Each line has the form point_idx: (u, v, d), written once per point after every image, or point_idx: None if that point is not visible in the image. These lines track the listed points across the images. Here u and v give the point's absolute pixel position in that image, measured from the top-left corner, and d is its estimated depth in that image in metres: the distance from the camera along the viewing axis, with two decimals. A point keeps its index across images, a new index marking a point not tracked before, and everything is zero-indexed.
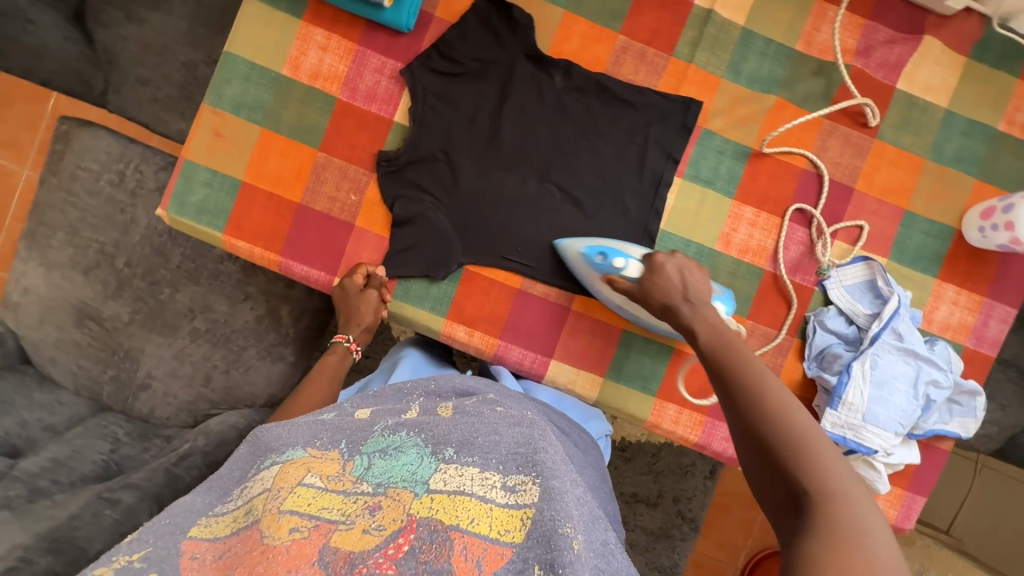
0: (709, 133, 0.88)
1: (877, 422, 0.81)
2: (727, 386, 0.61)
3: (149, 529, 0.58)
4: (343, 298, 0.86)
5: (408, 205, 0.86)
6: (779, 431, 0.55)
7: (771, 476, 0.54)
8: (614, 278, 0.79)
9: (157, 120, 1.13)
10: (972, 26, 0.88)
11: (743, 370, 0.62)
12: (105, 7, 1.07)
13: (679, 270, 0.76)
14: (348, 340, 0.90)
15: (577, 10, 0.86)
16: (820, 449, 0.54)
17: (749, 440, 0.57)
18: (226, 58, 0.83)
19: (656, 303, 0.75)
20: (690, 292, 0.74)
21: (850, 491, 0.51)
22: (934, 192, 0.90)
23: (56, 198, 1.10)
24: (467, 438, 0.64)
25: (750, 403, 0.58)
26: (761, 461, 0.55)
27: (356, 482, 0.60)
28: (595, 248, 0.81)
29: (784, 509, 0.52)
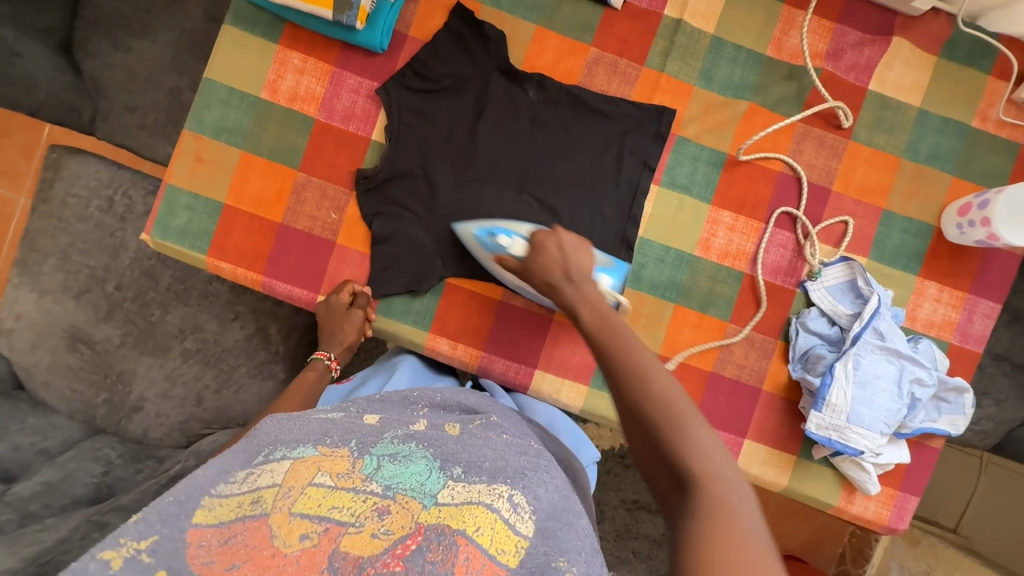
0: (684, 140, 0.89)
1: (861, 423, 0.80)
2: (611, 364, 0.59)
3: (149, 513, 0.52)
4: (329, 316, 0.86)
5: (388, 222, 0.87)
6: (660, 411, 0.54)
7: (656, 459, 0.52)
8: (502, 256, 0.80)
9: (145, 145, 1.15)
10: (941, 26, 0.89)
11: (623, 350, 0.59)
12: (91, 37, 1.09)
13: (560, 245, 0.74)
14: (329, 357, 0.90)
15: (548, 24, 0.88)
16: (696, 427, 0.53)
17: (633, 422, 0.55)
18: (206, 84, 0.85)
19: (539, 280, 0.74)
20: (571, 266, 0.72)
21: (725, 468, 0.50)
22: (911, 191, 0.91)
23: (47, 225, 1.12)
24: (474, 459, 0.64)
25: (632, 383, 0.56)
26: (647, 444, 0.53)
27: (366, 481, 0.58)
28: (486, 229, 0.83)
29: (671, 491, 0.50)
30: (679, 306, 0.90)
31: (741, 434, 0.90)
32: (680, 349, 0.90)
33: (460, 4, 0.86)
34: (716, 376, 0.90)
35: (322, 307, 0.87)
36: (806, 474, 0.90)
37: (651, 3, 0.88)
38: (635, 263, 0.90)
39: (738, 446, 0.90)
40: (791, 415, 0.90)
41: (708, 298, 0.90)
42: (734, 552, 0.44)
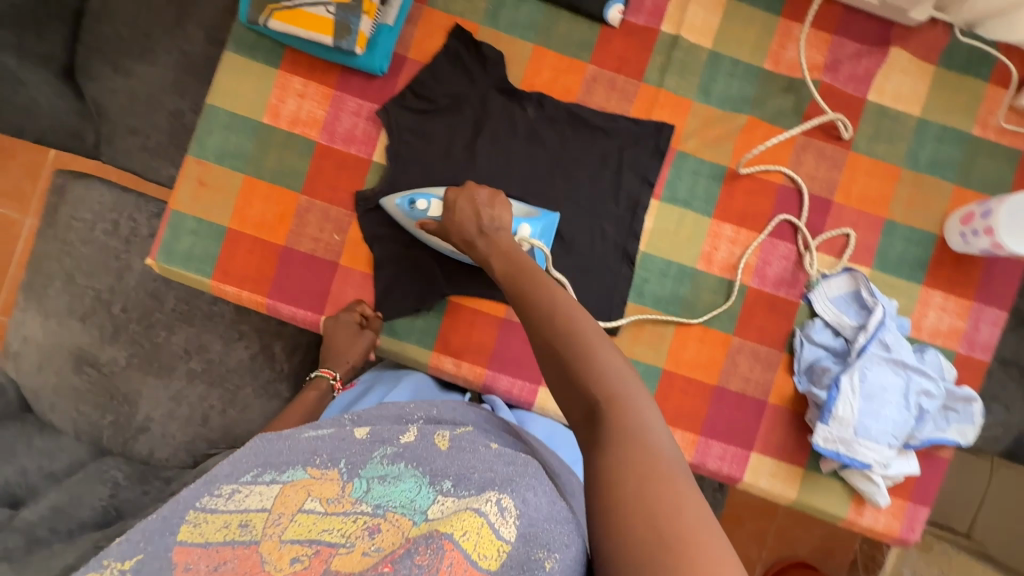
0: (684, 154, 0.89)
1: (869, 436, 0.80)
2: (521, 307, 0.60)
3: (139, 531, 0.55)
4: (336, 332, 0.87)
5: (390, 243, 0.87)
6: (564, 343, 0.54)
7: (564, 389, 0.53)
8: (424, 222, 0.82)
9: (148, 168, 1.16)
10: (938, 35, 0.89)
11: (529, 290, 0.62)
12: (94, 62, 1.11)
13: (475, 201, 0.78)
14: (333, 376, 0.91)
15: (546, 43, 0.89)
16: (598, 353, 0.53)
17: (541, 358, 0.56)
18: (208, 110, 0.86)
19: (457, 238, 0.78)
20: (484, 220, 0.76)
21: (630, 389, 0.51)
22: (913, 200, 0.90)
23: (52, 248, 1.12)
24: (465, 471, 0.64)
25: (538, 320, 0.57)
26: (554, 376, 0.54)
27: (355, 503, 0.59)
28: (407, 197, 0.83)
29: (581, 421, 0.52)
30: (683, 320, 0.90)
31: (748, 447, 0.90)
32: (684, 363, 0.90)
33: (457, 26, 0.87)
34: (721, 390, 0.90)
35: (330, 322, 0.87)
36: (815, 487, 0.90)
37: (647, 21, 0.89)
38: (637, 278, 0.90)
39: (745, 460, 0.90)
40: (799, 428, 0.90)
41: (711, 311, 0.90)
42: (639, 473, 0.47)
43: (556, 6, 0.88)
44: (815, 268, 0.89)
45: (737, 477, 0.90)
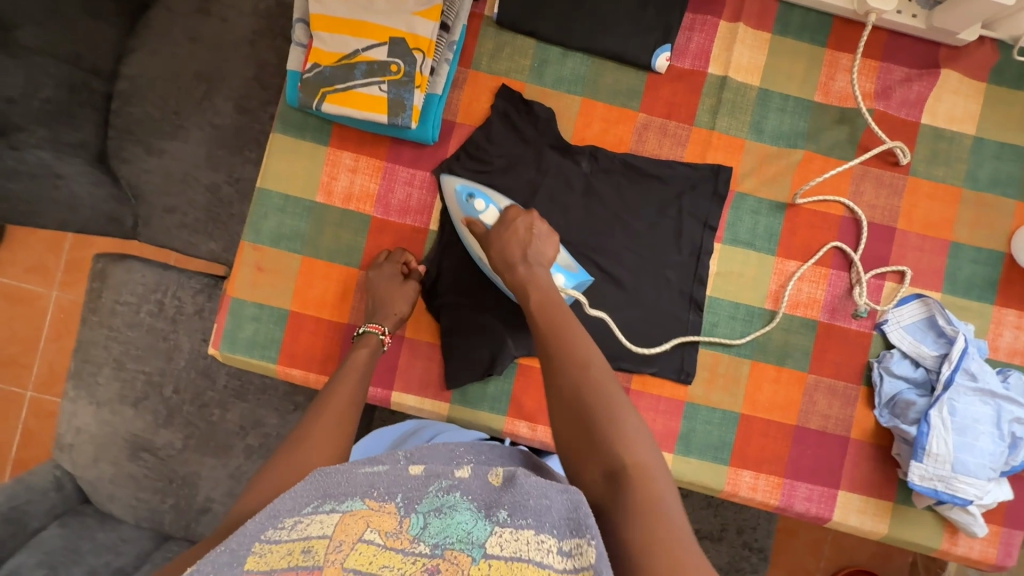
0: (743, 195, 0.88)
1: (967, 471, 0.79)
2: (554, 351, 0.61)
3: (206, 562, 0.45)
4: (381, 278, 0.83)
5: (454, 311, 0.86)
6: (596, 398, 0.56)
7: (587, 440, 0.54)
8: (473, 219, 0.79)
9: (187, 244, 1.15)
10: (986, 53, 0.88)
11: (565, 339, 0.62)
12: (125, 143, 1.10)
13: (529, 228, 0.76)
14: (383, 331, 0.80)
15: (593, 95, 0.88)
16: (627, 416, 0.55)
17: (569, 406, 0.57)
18: (261, 194, 0.85)
19: (497, 256, 0.75)
20: (531, 249, 0.74)
21: (655, 460, 0.53)
22: (976, 220, 0.89)
23: (98, 335, 1.11)
24: (519, 498, 0.49)
25: (572, 372, 0.58)
26: (579, 425, 0.55)
27: (415, 540, 0.47)
28: (467, 188, 0.82)
29: (600, 479, 0.53)
30: (756, 362, 0.88)
31: (835, 485, 0.87)
32: (762, 406, 0.88)
33: (504, 87, 0.86)
34: (801, 430, 0.88)
35: (372, 272, 0.84)
36: (905, 519, 0.87)
37: (693, 63, 0.88)
38: (706, 323, 0.89)
39: (833, 499, 0.87)
40: (884, 461, 0.88)
41: (784, 350, 0.89)
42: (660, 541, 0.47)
43: (601, 57, 0.87)
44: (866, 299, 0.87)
45: (826, 517, 0.87)
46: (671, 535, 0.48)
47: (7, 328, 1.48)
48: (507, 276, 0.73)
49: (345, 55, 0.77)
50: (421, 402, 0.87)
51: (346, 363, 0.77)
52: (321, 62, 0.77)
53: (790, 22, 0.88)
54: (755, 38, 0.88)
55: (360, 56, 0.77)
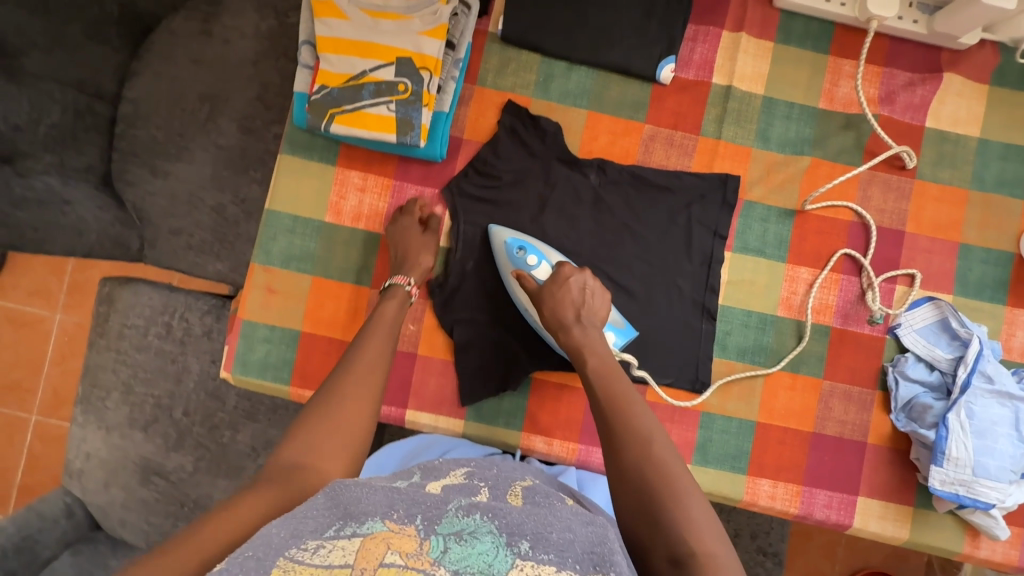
0: (751, 203, 0.89)
1: (988, 475, 0.78)
2: (615, 425, 0.62)
3: (230, 566, 0.43)
4: (404, 234, 0.82)
5: (467, 328, 0.86)
6: (661, 478, 0.56)
7: (651, 523, 0.54)
8: (524, 273, 0.79)
9: (193, 265, 1.14)
10: (987, 55, 0.89)
11: (628, 413, 0.63)
12: (131, 167, 1.10)
13: (583, 287, 0.77)
14: (409, 282, 0.79)
15: (599, 108, 0.88)
16: (693, 498, 0.55)
17: (633, 485, 0.57)
18: (270, 216, 0.85)
19: (548, 314, 0.76)
20: (583, 310, 0.75)
21: (724, 550, 0.52)
22: (985, 221, 0.89)
23: (107, 359, 1.10)
24: (541, 528, 0.50)
25: (635, 445, 0.59)
26: (643, 506, 0.55)
27: (436, 564, 0.45)
28: (518, 241, 0.82)
29: (665, 565, 0.51)
30: (770, 369, 0.88)
31: (854, 492, 0.87)
32: (778, 413, 0.88)
33: (511, 103, 0.86)
34: (817, 437, 0.88)
35: (395, 228, 0.83)
36: (926, 524, 0.87)
37: (697, 74, 0.89)
38: (719, 332, 0.88)
39: (853, 505, 0.87)
40: (903, 466, 0.87)
41: (798, 357, 0.88)
42: None
43: (606, 70, 0.88)
44: (881, 305, 0.87)
45: (847, 524, 0.86)
46: None
47: (12, 353, 1.47)
48: (561, 338, 0.75)
49: (352, 75, 0.77)
50: (435, 419, 0.86)
51: (373, 317, 0.76)
52: (329, 84, 0.77)
53: (792, 30, 0.89)
54: (758, 47, 0.89)
55: (368, 77, 0.77)
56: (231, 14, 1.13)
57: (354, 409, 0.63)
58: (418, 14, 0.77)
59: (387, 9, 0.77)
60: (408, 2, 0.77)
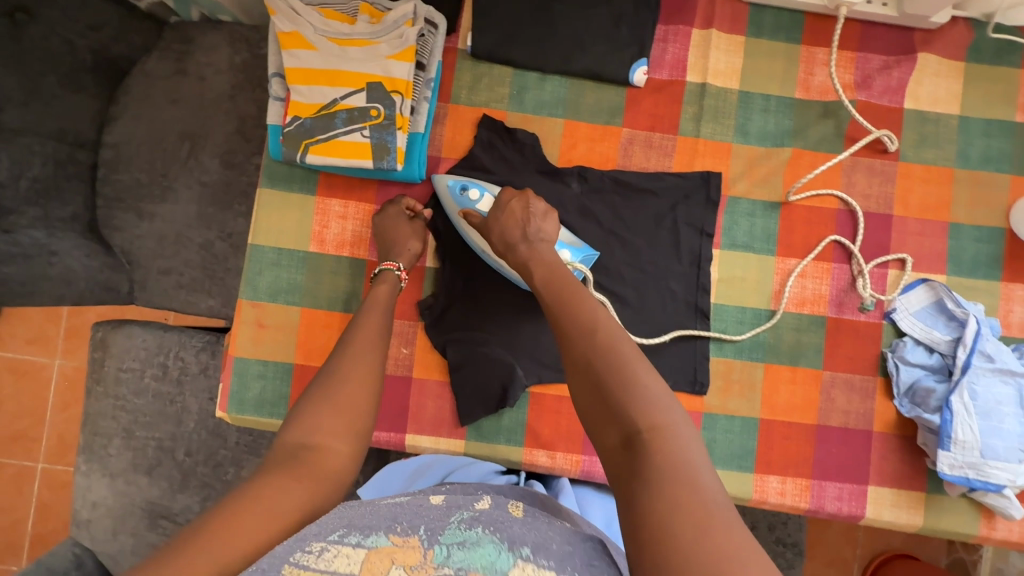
0: (735, 199, 0.88)
1: (997, 455, 0.77)
2: (563, 321, 0.60)
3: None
4: (391, 223, 0.81)
5: (460, 347, 0.85)
6: (608, 364, 0.54)
7: (603, 408, 0.53)
8: (469, 210, 0.80)
9: (185, 303, 1.14)
10: (960, 32, 0.88)
11: (574, 309, 0.61)
12: (116, 211, 1.10)
13: (526, 207, 0.75)
14: (399, 269, 0.79)
15: (575, 116, 0.88)
16: (641, 376, 0.54)
17: (582, 376, 0.55)
18: (254, 251, 0.85)
19: (497, 239, 0.75)
20: (530, 228, 0.73)
21: (676, 420, 0.51)
22: (973, 199, 0.89)
23: (105, 405, 1.10)
24: (542, 539, 0.51)
25: (581, 336, 0.57)
26: (593, 394, 0.54)
27: (439, 567, 0.46)
28: (459, 181, 0.82)
29: (618, 447, 0.52)
30: (769, 365, 0.87)
31: (864, 482, 0.86)
32: (782, 409, 0.87)
33: (484, 119, 0.86)
34: (823, 429, 0.87)
35: (384, 219, 0.82)
36: (940, 508, 0.85)
37: (670, 74, 0.88)
38: (715, 331, 0.88)
39: (864, 496, 0.85)
40: (911, 452, 0.86)
41: (797, 350, 0.88)
42: (688, 502, 0.45)
43: (579, 78, 0.87)
44: (872, 292, 0.86)
45: (860, 515, 0.85)
46: (701, 496, 0.46)
47: (13, 404, 1.47)
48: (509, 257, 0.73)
49: (324, 105, 0.77)
50: (436, 442, 0.85)
51: (366, 301, 0.74)
52: (301, 115, 0.77)
53: (763, 23, 0.89)
54: (729, 42, 0.88)
55: (339, 105, 0.76)
56: (203, 50, 1.13)
57: (357, 388, 0.62)
58: (384, 38, 0.77)
59: (354, 35, 0.77)
60: (374, 27, 0.76)
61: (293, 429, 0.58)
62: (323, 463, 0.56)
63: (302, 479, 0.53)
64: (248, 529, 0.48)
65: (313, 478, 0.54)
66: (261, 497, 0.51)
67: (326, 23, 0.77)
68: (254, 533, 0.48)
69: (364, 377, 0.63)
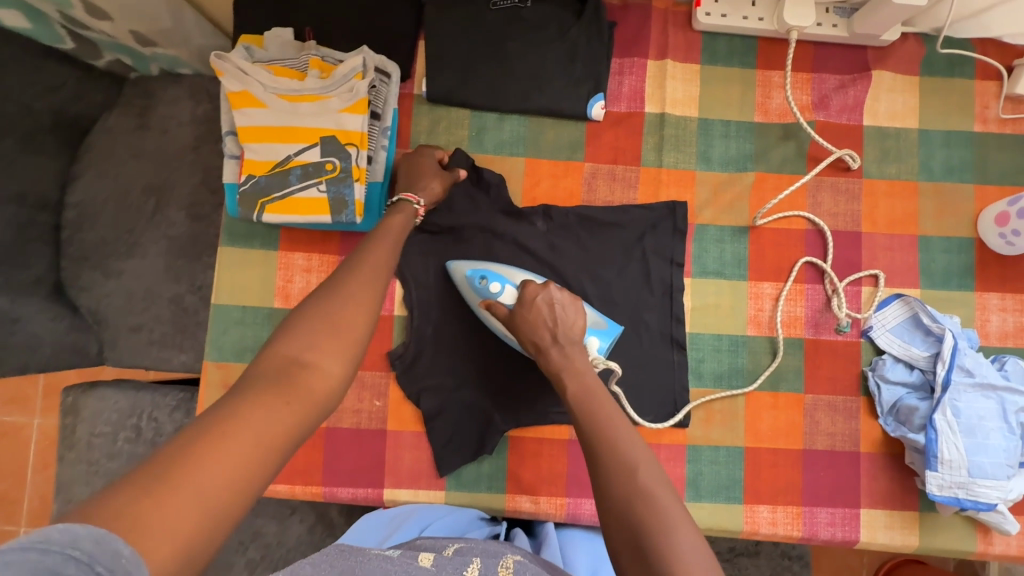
0: (703, 226, 0.88)
1: (985, 473, 0.76)
2: (598, 453, 0.57)
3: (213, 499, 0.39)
4: (416, 163, 0.80)
5: (434, 396, 0.83)
6: (648, 512, 0.51)
7: (641, 564, 0.49)
8: (492, 301, 0.76)
9: (157, 360, 1.11)
10: (912, 47, 0.89)
11: (611, 442, 0.57)
12: (82, 270, 1.08)
13: (552, 303, 0.72)
14: (418, 202, 0.75)
15: (537, 153, 0.87)
16: (680, 530, 0.50)
17: (621, 523, 0.52)
18: (217, 310, 0.83)
19: (527, 338, 0.72)
20: (562, 328, 0.70)
21: None
22: (939, 210, 0.88)
23: (78, 472, 1.06)
24: None
25: (619, 476, 0.54)
26: (632, 545, 0.50)
27: None
28: (478, 270, 0.79)
29: None
30: (751, 392, 0.86)
31: (856, 505, 0.84)
32: (766, 435, 0.85)
33: (456, 153, 0.85)
34: (809, 453, 0.85)
35: (411, 157, 0.81)
36: (934, 527, 0.84)
37: (629, 106, 0.88)
38: (692, 361, 0.86)
39: (857, 519, 0.83)
40: (900, 471, 0.85)
41: (777, 374, 0.86)
42: None
43: (538, 115, 0.87)
44: (847, 311, 0.86)
45: (855, 539, 0.83)
46: None
47: None
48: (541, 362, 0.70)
49: (277, 162, 0.76)
50: (415, 494, 0.83)
51: (379, 228, 0.67)
52: (255, 173, 0.76)
53: (717, 49, 0.89)
54: (685, 71, 0.89)
55: (293, 161, 0.76)
56: (164, 103, 1.12)
57: (356, 308, 0.54)
58: (335, 92, 0.76)
59: (304, 91, 0.76)
60: (325, 82, 0.76)
61: (285, 341, 0.50)
62: (313, 384, 0.49)
63: (289, 401, 0.47)
64: (230, 457, 0.42)
65: (300, 400, 0.48)
66: (241, 421, 0.44)
67: (275, 80, 0.76)
68: (232, 456, 0.42)
69: (366, 301, 0.55)
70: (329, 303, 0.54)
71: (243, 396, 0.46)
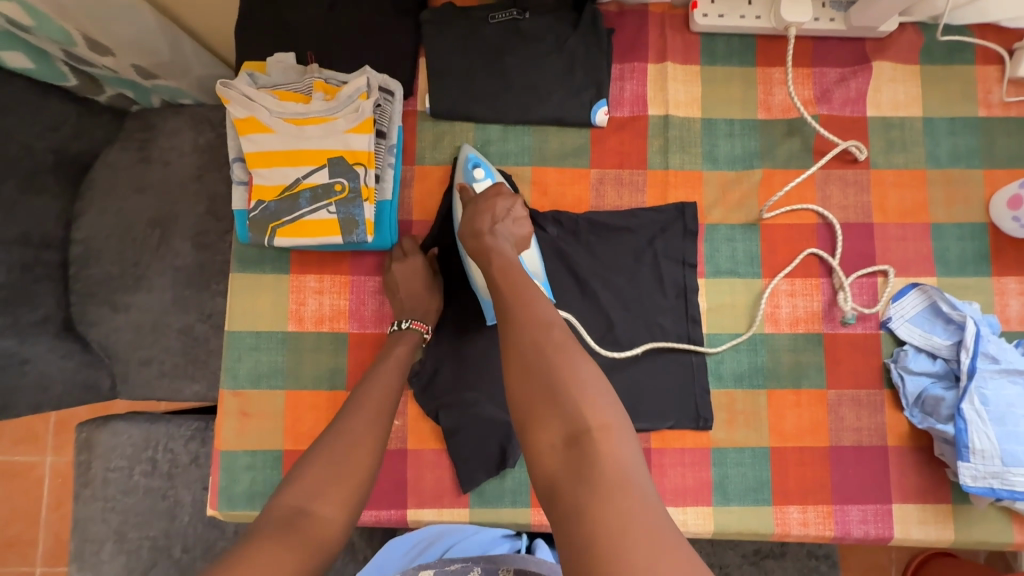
0: (713, 226, 0.87)
1: (1020, 462, 0.74)
2: (513, 315, 0.59)
3: None
4: (409, 274, 0.80)
5: (452, 412, 0.82)
6: (560, 360, 0.54)
7: (550, 403, 0.52)
8: (466, 185, 0.80)
9: (169, 391, 1.10)
10: (911, 36, 0.89)
11: (526, 305, 0.60)
12: (90, 306, 1.08)
13: (509, 209, 0.75)
14: (427, 329, 0.80)
15: (543, 162, 0.88)
16: (585, 373, 0.54)
17: (527, 366, 0.54)
18: (231, 338, 0.82)
19: (467, 222, 0.73)
20: (500, 224, 0.73)
21: (622, 422, 0.51)
22: (950, 198, 0.88)
23: (93, 510, 1.05)
24: None
25: (533, 328, 0.57)
26: (539, 388, 0.53)
27: None
28: (476, 158, 0.82)
29: (560, 444, 0.51)
30: (772, 390, 0.85)
31: (887, 500, 0.82)
32: (791, 434, 0.84)
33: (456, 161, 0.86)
34: (837, 451, 0.83)
35: (400, 264, 0.80)
36: (969, 519, 0.82)
37: (632, 110, 0.88)
38: (712, 363, 0.86)
39: (890, 515, 0.82)
40: (931, 463, 0.83)
41: (798, 371, 0.85)
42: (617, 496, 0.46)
43: (542, 124, 0.88)
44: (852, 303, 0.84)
45: (888, 536, 0.81)
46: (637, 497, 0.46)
47: (6, 508, 1.41)
48: (472, 243, 0.71)
49: (286, 185, 0.76)
50: (439, 513, 0.81)
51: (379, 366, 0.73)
52: (265, 198, 0.76)
53: (715, 50, 0.89)
54: (685, 72, 0.89)
55: (302, 184, 0.76)
56: (165, 134, 1.12)
57: (357, 453, 0.60)
58: (340, 113, 0.76)
59: (310, 113, 0.76)
60: (330, 104, 0.76)
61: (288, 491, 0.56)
62: (316, 531, 0.53)
63: (292, 546, 0.50)
64: None
65: (303, 545, 0.51)
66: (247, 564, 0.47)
67: (281, 104, 0.76)
68: None
69: (366, 446, 0.62)
70: (333, 449, 0.60)
71: (251, 544, 0.50)
